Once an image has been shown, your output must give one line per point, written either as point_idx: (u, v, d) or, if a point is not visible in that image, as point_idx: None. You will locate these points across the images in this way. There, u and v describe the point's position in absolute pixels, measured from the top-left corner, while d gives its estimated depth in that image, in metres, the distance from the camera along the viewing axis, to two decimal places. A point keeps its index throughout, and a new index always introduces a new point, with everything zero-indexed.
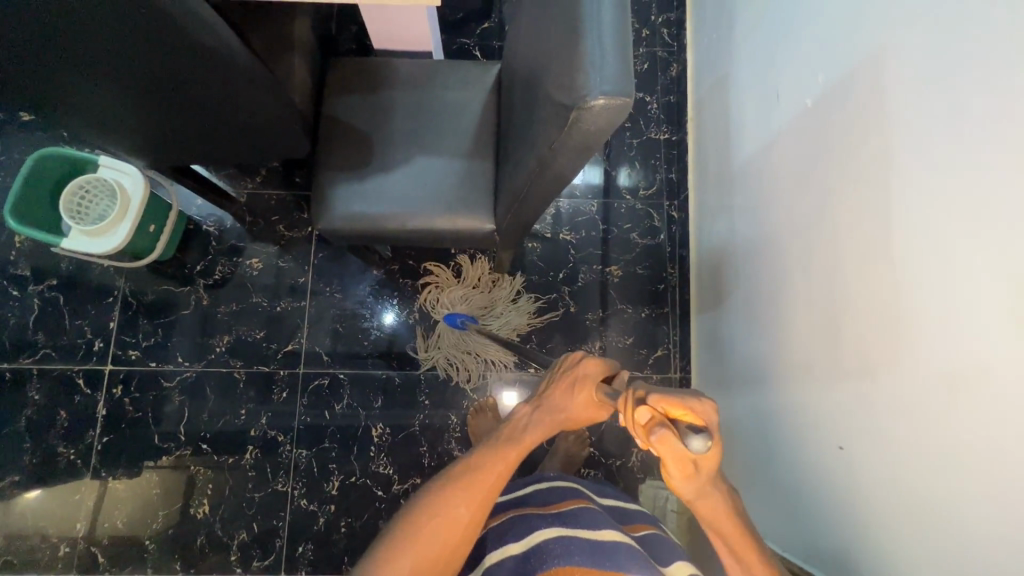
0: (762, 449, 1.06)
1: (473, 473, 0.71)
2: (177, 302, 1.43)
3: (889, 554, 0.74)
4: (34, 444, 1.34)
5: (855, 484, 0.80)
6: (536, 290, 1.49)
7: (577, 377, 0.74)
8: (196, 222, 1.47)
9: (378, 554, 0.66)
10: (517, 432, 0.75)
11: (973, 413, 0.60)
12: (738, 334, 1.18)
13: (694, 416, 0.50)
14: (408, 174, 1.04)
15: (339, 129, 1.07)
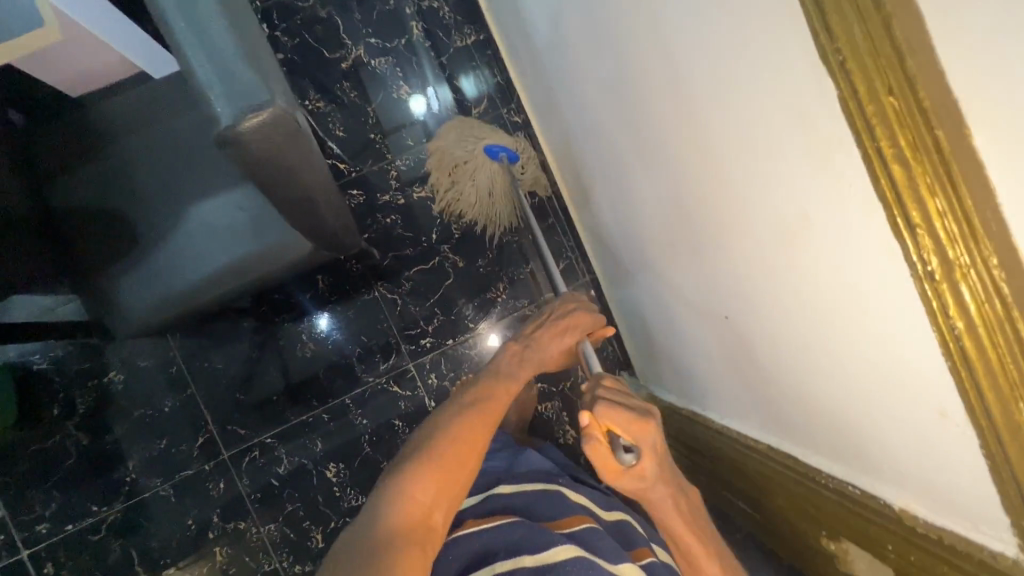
0: (660, 334, 1.04)
1: (480, 399, 0.77)
2: (57, 454, 1.26)
3: (784, 418, 0.70)
4: None
5: (739, 355, 0.75)
6: (416, 262, 1.39)
7: (565, 327, 0.94)
8: (24, 366, 1.27)
9: (399, 478, 0.65)
10: (512, 368, 0.86)
11: (796, 268, 0.56)
12: (611, 225, 1.11)
13: (628, 433, 0.71)
14: (190, 232, 0.89)
15: (91, 218, 0.89)
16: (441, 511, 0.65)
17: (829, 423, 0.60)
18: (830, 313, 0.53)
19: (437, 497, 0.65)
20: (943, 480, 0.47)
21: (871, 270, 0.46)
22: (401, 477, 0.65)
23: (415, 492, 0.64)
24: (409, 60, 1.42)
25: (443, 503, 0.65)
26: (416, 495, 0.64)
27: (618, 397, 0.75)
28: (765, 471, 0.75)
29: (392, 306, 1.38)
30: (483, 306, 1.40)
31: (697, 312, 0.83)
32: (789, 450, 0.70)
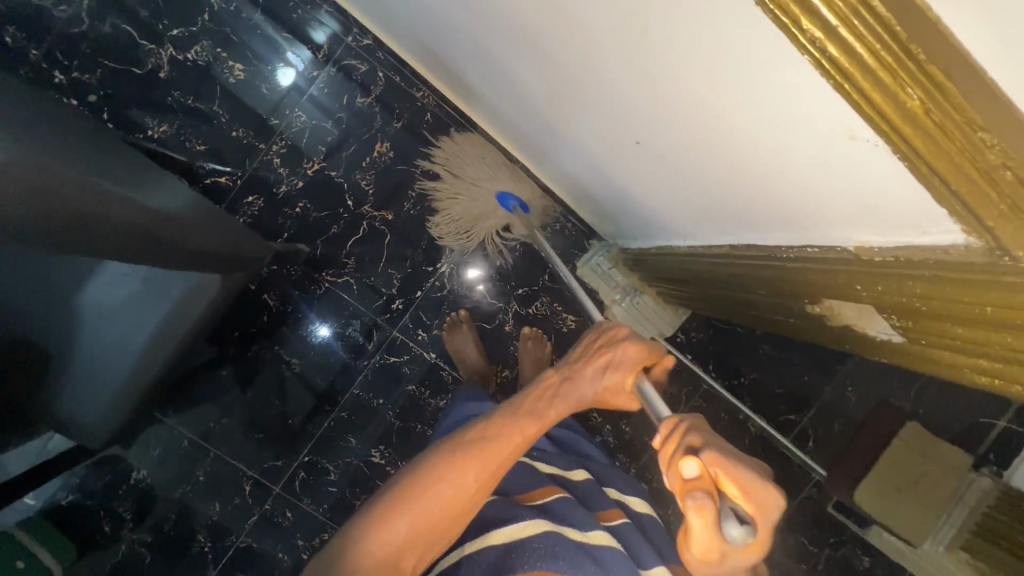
0: (600, 191, 0.99)
1: (483, 445, 0.67)
2: (132, 560, 1.30)
3: (729, 213, 0.66)
4: None
5: (665, 171, 0.69)
6: (348, 236, 1.32)
7: (613, 361, 0.68)
8: (54, 505, 1.28)
9: (371, 517, 0.63)
10: (543, 403, 0.70)
11: (668, 56, 0.49)
12: (501, 108, 1.03)
13: (753, 505, 0.43)
14: (97, 317, 0.83)
15: None
16: (412, 553, 0.64)
17: (768, 200, 0.56)
18: (714, 86, 0.47)
19: (409, 542, 0.63)
20: (878, 203, 0.43)
21: (724, 14, 0.40)
22: (377, 515, 0.63)
23: (387, 532, 0.63)
24: (226, 36, 1.27)
25: (415, 545, 0.64)
26: (389, 537, 0.63)
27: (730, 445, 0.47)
28: (743, 271, 0.72)
29: (350, 288, 1.33)
30: (432, 246, 1.35)
31: (616, 154, 0.77)
32: (748, 243, 0.68)
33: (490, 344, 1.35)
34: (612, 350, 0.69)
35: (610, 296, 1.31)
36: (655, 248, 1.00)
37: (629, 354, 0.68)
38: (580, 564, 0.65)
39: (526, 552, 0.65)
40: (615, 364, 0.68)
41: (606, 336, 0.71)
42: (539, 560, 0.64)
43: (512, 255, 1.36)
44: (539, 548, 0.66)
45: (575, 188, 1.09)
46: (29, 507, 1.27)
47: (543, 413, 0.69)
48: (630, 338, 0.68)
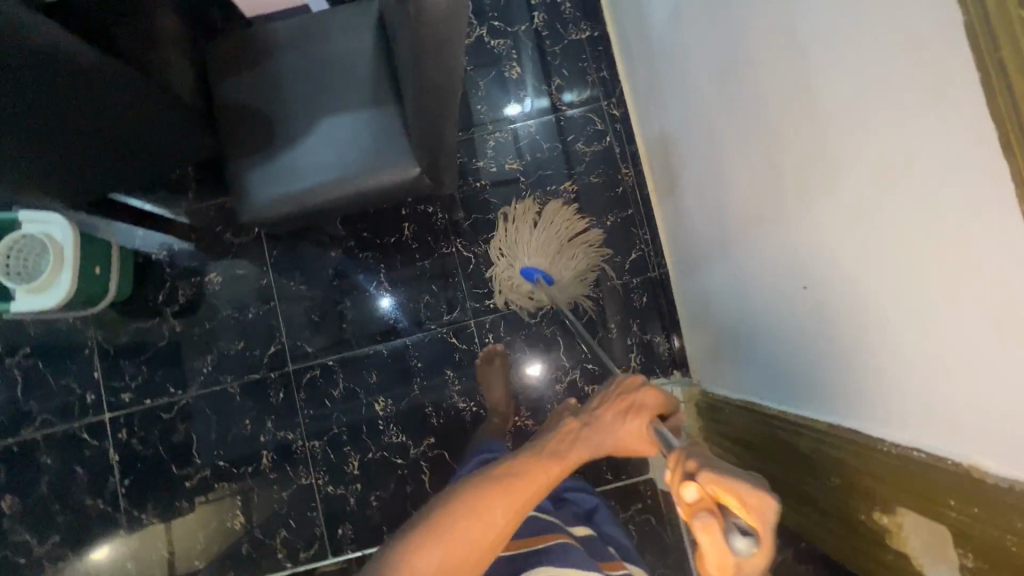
0: (729, 317, 1.03)
1: (515, 480, 0.71)
2: (152, 334, 1.41)
3: (850, 386, 0.68)
4: (62, 503, 1.35)
5: (815, 321, 0.74)
6: (496, 226, 1.42)
7: (633, 405, 0.81)
8: (144, 254, 1.43)
9: (407, 546, 0.64)
10: (563, 449, 0.77)
11: (892, 223, 0.56)
12: (691, 208, 1.13)
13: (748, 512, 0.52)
14: (319, 140, 1.00)
15: (239, 116, 1.02)
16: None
17: (899, 393, 0.60)
18: (927, 267, 0.52)
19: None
20: (1013, 427, 0.46)
21: (970, 206, 0.46)
22: (407, 547, 0.64)
23: (420, 562, 0.63)
24: (525, 45, 1.48)
25: None
26: (421, 564, 0.63)
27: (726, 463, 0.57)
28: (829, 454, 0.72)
29: (465, 265, 1.42)
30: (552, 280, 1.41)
31: (780, 294, 0.82)
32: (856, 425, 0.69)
33: (520, 392, 1.39)
34: (631, 399, 0.82)
35: None
36: (744, 401, 1.01)
37: (649, 400, 0.82)
38: None
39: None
40: (634, 411, 0.80)
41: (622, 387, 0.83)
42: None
43: (607, 335, 1.40)
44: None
45: (706, 308, 1.14)
46: (131, 242, 1.42)
47: (565, 455, 0.76)
48: (647, 390, 0.81)
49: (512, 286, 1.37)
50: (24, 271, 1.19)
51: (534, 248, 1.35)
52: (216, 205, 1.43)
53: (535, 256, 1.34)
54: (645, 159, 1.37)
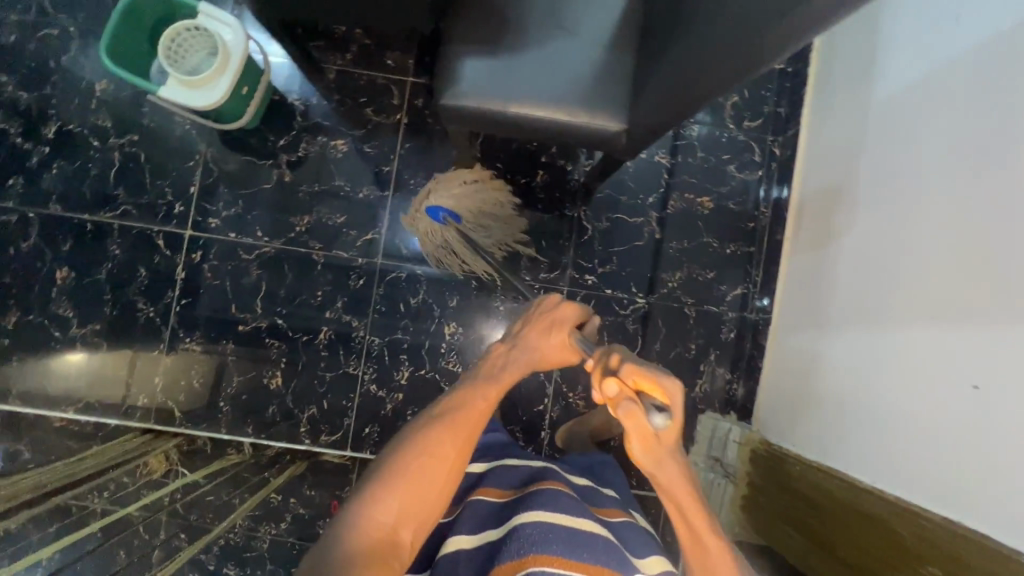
0: (841, 384, 1.05)
1: (451, 416, 0.83)
2: (259, 174, 1.37)
3: (1011, 498, 0.72)
4: (114, 296, 1.33)
5: (982, 426, 0.77)
6: (624, 210, 1.41)
7: (556, 320, 0.97)
8: (282, 94, 1.38)
9: (363, 496, 0.73)
10: (493, 376, 0.92)
11: None
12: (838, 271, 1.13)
13: (661, 394, 0.65)
14: (545, 54, 0.96)
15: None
16: (408, 528, 0.73)
17: None
18: None
19: (401, 516, 0.73)
20: None
21: None
22: (362, 500, 0.73)
23: (380, 510, 0.72)
24: None
25: (409, 523, 0.73)
26: (381, 513, 0.72)
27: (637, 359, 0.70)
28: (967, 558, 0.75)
29: (581, 233, 1.40)
30: (655, 281, 1.41)
31: (939, 385, 0.85)
32: (997, 535, 0.73)
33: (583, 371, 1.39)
34: (551, 316, 0.98)
35: (697, 456, 1.35)
36: (820, 463, 1.05)
37: (569, 313, 0.98)
38: (570, 547, 0.76)
39: (522, 539, 0.77)
40: (556, 325, 0.96)
41: (542, 308, 0.99)
42: (533, 543, 0.76)
43: (684, 354, 1.40)
44: (532, 533, 0.77)
45: (811, 366, 1.14)
46: (274, 78, 1.38)
47: (498, 377, 0.91)
48: (563, 305, 0.98)
49: (438, 233, 1.31)
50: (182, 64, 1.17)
51: (450, 195, 1.27)
52: (367, 77, 1.40)
53: (445, 198, 1.27)
54: (790, 207, 1.35)
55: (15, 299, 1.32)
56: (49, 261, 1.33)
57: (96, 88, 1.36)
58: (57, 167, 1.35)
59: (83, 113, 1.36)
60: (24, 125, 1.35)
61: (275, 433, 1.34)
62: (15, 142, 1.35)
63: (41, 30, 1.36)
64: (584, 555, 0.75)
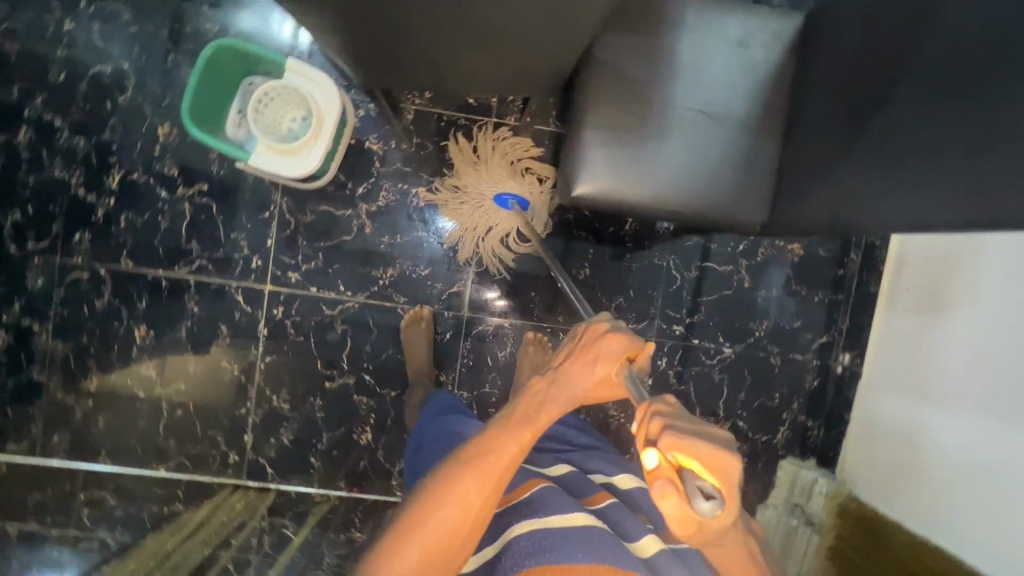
0: (949, 478, 1.07)
1: (478, 463, 0.66)
2: (339, 225, 1.31)
3: None
4: (197, 354, 1.30)
5: None
6: (713, 258, 1.39)
7: (597, 355, 0.67)
8: (359, 137, 1.30)
9: (379, 554, 0.64)
10: (531, 411, 0.69)
11: None
12: (950, 358, 1.11)
13: (713, 478, 0.45)
14: (685, 146, 0.90)
15: (607, 78, 0.88)
16: None
17: None
18: None
19: (422, 571, 0.63)
20: None
21: None
22: (377, 560, 0.63)
23: (396, 570, 0.62)
24: None
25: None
26: (399, 568, 0.63)
27: (690, 424, 0.48)
28: None
29: (669, 283, 1.39)
30: (742, 330, 1.40)
31: None
32: None
33: None
34: (595, 347, 0.67)
35: (777, 499, 1.41)
36: (921, 533, 1.09)
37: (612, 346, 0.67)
38: (564, 551, 0.63)
39: (516, 555, 0.65)
40: (599, 359, 0.66)
41: (586, 334, 0.68)
42: (528, 556, 0.64)
43: (768, 402, 1.41)
44: (528, 545, 0.65)
45: (913, 442, 1.16)
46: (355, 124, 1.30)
47: (532, 421, 0.68)
48: (610, 336, 0.66)
49: (478, 193, 1.31)
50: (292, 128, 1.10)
51: (498, 164, 1.32)
52: (448, 118, 1.32)
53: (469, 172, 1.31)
54: (887, 262, 1.33)
55: (94, 359, 1.28)
56: (125, 320, 1.29)
57: (159, 132, 1.27)
58: (126, 221, 1.27)
59: (147, 160, 1.27)
60: (84, 174, 1.26)
61: (367, 486, 1.35)
62: (77, 193, 1.26)
63: (93, 67, 1.25)
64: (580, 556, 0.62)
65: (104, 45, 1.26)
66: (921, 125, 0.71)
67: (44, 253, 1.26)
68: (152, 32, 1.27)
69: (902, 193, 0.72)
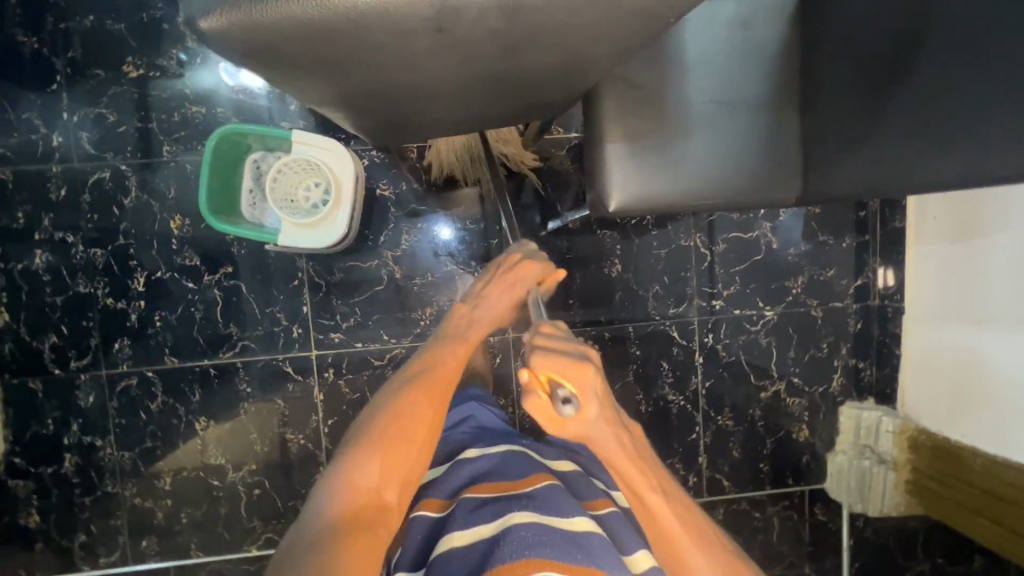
0: (1015, 399, 1.09)
1: (427, 377, 0.76)
2: (369, 277, 1.31)
3: None
4: (261, 433, 1.31)
5: None
6: (737, 227, 1.40)
7: (513, 279, 0.88)
8: (369, 186, 1.30)
9: (343, 467, 0.67)
10: (463, 331, 0.84)
11: None
12: (994, 283, 1.13)
13: (570, 382, 0.54)
14: (711, 138, 0.89)
15: (622, 89, 0.87)
16: (393, 488, 0.66)
17: None
18: None
19: (387, 477, 0.66)
20: None
21: None
22: (343, 468, 0.66)
23: (361, 473, 0.65)
24: None
25: (395, 483, 0.67)
26: (362, 474, 0.66)
27: (559, 344, 0.58)
28: None
29: (700, 260, 1.40)
30: (779, 290, 1.42)
31: None
32: None
33: (726, 391, 1.42)
34: (510, 274, 0.88)
35: (845, 444, 1.44)
36: (1000, 457, 1.12)
37: (524, 273, 0.88)
38: (564, 552, 0.62)
39: (511, 540, 0.63)
40: (511, 283, 0.87)
41: (503, 266, 0.89)
42: (527, 547, 0.62)
43: (817, 354, 1.43)
44: (527, 536, 0.63)
45: (972, 369, 1.18)
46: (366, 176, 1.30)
47: (463, 337, 0.83)
48: (522, 263, 0.88)
49: (472, 168, 1.29)
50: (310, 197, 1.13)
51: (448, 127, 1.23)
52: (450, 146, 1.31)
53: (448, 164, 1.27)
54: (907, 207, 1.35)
55: (163, 460, 1.30)
56: (183, 415, 1.29)
57: (171, 226, 1.26)
58: (160, 319, 1.27)
59: (166, 255, 1.26)
60: (108, 284, 1.26)
61: None
62: (105, 304, 1.26)
63: (92, 176, 1.24)
64: (578, 559, 0.61)
65: (97, 151, 1.24)
66: (958, 84, 0.72)
67: (89, 369, 1.26)
68: (139, 128, 1.25)
69: (951, 154, 0.74)
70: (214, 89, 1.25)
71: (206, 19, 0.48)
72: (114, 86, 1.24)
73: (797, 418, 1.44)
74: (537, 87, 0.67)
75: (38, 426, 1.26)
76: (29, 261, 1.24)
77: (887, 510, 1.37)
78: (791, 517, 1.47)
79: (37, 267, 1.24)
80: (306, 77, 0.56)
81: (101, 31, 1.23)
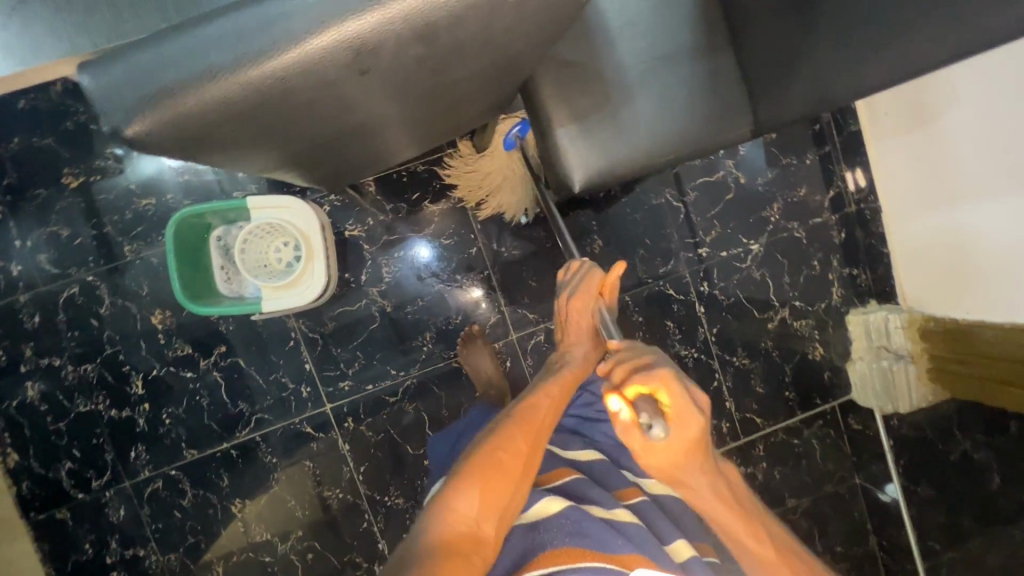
0: (1006, 266, 1.10)
1: (522, 413, 0.70)
2: (362, 318, 1.31)
3: None
4: (299, 497, 1.30)
5: None
6: (702, 173, 1.41)
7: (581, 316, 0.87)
8: (339, 230, 1.29)
9: (441, 494, 0.59)
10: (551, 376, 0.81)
11: None
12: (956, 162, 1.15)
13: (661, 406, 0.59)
14: (654, 94, 0.90)
15: (557, 73, 0.88)
16: (491, 521, 0.58)
17: None
18: None
19: (484, 510, 0.58)
20: None
21: None
22: (440, 496, 0.59)
23: (459, 504, 0.58)
24: None
25: (491, 517, 0.59)
26: (462, 504, 0.58)
27: (642, 368, 0.64)
28: None
29: (675, 215, 1.41)
30: (758, 222, 1.43)
31: None
32: None
33: (735, 332, 1.44)
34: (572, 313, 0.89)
35: (861, 351, 1.47)
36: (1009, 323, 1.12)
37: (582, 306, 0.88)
38: (605, 541, 0.60)
39: (555, 527, 0.61)
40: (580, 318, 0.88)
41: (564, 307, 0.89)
42: (571, 534, 0.60)
43: (811, 273, 1.45)
44: (569, 522, 0.61)
45: (961, 248, 1.20)
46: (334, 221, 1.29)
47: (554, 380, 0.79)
48: (573, 301, 0.88)
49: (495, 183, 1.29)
50: (282, 257, 1.12)
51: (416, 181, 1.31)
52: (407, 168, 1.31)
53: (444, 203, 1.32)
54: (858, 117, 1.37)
55: (209, 551, 1.28)
56: (217, 502, 1.28)
57: (154, 323, 1.25)
58: (169, 417, 1.26)
59: (157, 352, 1.25)
60: (107, 396, 1.24)
61: None
62: (110, 416, 1.24)
63: (62, 295, 1.22)
64: (622, 546, 0.60)
65: (59, 269, 1.22)
66: None
67: (111, 484, 1.25)
68: (95, 235, 1.23)
69: None
70: (159, 174, 1.24)
71: (133, 125, 0.48)
72: (58, 201, 1.22)
73: (808, 338, 1.46)
74: (474, 96, 0.68)
75: (76, 553, 1.24)
76: (23, 395, 1.22)
77: (916, 403, 1.35)
78: (829, 435, 1.50)
79: (32, 399, 1.22)
80: (250, 150, 0.56)
81: (32, 152, 1.21)
